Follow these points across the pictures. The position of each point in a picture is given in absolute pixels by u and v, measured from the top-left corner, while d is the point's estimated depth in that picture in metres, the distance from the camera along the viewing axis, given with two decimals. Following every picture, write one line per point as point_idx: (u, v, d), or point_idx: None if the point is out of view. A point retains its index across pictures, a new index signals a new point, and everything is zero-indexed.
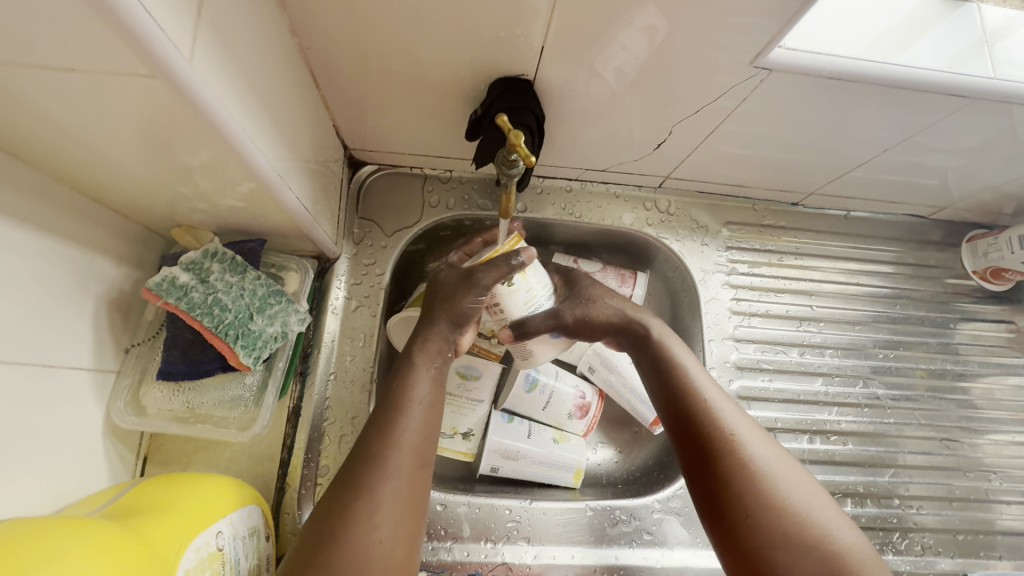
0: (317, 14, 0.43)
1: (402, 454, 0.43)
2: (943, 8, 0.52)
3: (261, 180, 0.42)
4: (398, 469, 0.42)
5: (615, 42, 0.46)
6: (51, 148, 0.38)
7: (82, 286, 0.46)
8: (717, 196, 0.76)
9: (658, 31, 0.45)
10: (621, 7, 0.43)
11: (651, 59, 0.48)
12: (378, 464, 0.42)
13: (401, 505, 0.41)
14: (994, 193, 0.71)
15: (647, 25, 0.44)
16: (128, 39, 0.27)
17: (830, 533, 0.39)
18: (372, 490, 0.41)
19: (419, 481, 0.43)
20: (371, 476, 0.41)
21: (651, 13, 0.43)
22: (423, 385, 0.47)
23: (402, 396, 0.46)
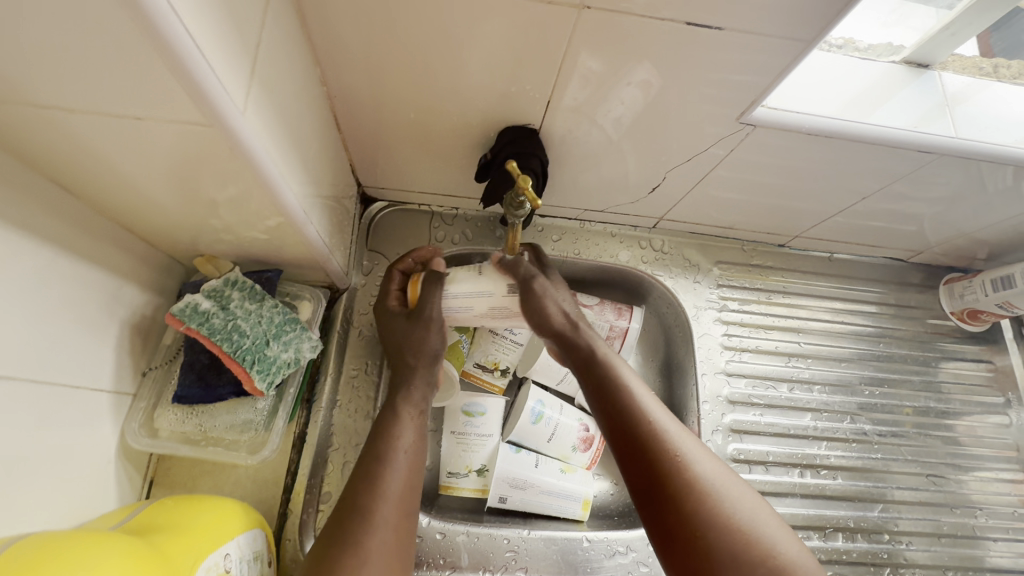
0: (346, 67, 0.48)
1: (388, 505, 0.48)
2: (908, 74, 0.57)
3: (288, 215, 0.45)
4: (385, 520, 0.47)
5: (613, 96, 0.51)
6: (97, 182, 0.41)
7: (108, 310, 0.48)
8: (708, 237, 0.80)
9: (651, 86, 0.50)
10: (619, 66, 0.47)
11: (646, 112, 0.53)
12: (368, 516, 0.47)
13: (388, 554, 0.46)
14: (966, 239, 0.76)
15: (642, 81, 0.49)
16: (194, 93, 0.31)
17: (775, 547, 0.43)
18: (360, 542, 0.45)
19: (404, 527, 0.49)
20: (359, 528, 0.46)
21: (646, 70, 0.48)
22: (408, 433, 0.54)
23: (388, 445, 0.52)
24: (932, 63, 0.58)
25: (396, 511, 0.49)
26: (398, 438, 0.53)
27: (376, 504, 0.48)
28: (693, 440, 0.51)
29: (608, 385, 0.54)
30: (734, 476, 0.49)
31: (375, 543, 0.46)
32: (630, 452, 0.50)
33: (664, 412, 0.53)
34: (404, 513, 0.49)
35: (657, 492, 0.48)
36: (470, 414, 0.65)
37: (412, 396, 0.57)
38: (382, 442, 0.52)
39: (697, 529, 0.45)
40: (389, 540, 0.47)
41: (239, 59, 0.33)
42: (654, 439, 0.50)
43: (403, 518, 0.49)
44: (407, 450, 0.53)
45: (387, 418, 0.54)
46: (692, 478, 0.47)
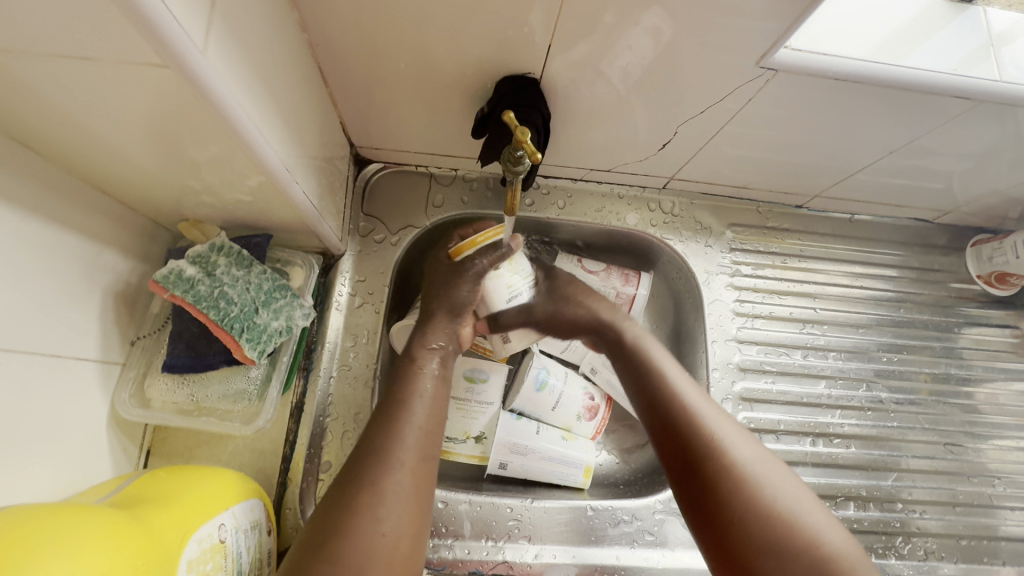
0: (327, 11, 0.44)
1: (404, 449, 0.47)
2: (949, 12, 0.52)
3: (269, 174, 0.42)
4: (402, 465, 0.46)
5: (620, 43, 0.47)
6: (60, 138, 0.38)
7: (89, 278, 0.46)
8: (721, 198, 0.76)
9: (663, 31, 0.45)
10: (626, 8, 0.43)
11: (656, 59, 0.49)
12: (384, 459, 0.46)
13: (406, 498, 0.45)
14: (999, 198, 0.71)
15: (653, 26, 0.45)
16: (145, 29, 0.27)
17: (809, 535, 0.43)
18: (376, 483, 0.45)
19: (421, 474, 0.47)
20: (377, 469, 0.46)
21: (657, 13, 0.43)
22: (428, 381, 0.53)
23: (407, 392, 0.52)
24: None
25: (414, 457, 0.48)
26: (418, 384, 0.53)
27: (391, 446, 0.47)
28: (726, 420, 0.51)
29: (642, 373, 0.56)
30: (774, 463, 0.48)
31: (391, 485, 0.45)
32: (670, 441, 0.50)
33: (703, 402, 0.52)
34: (421, 458, 0.48)
35: (697, 483, 0.47)
36: (471, 381, 0.63)
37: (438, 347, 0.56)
38: (399, 392, 0.52)
39: (739, 514, 0.45)
40: (404, 484, 0.46)
41: None
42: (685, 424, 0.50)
43: (415, 468, 0.47)
44: (425, 398, 0.52)
45: (406, 365, 0.54)
46: (734, 466, 0.47)
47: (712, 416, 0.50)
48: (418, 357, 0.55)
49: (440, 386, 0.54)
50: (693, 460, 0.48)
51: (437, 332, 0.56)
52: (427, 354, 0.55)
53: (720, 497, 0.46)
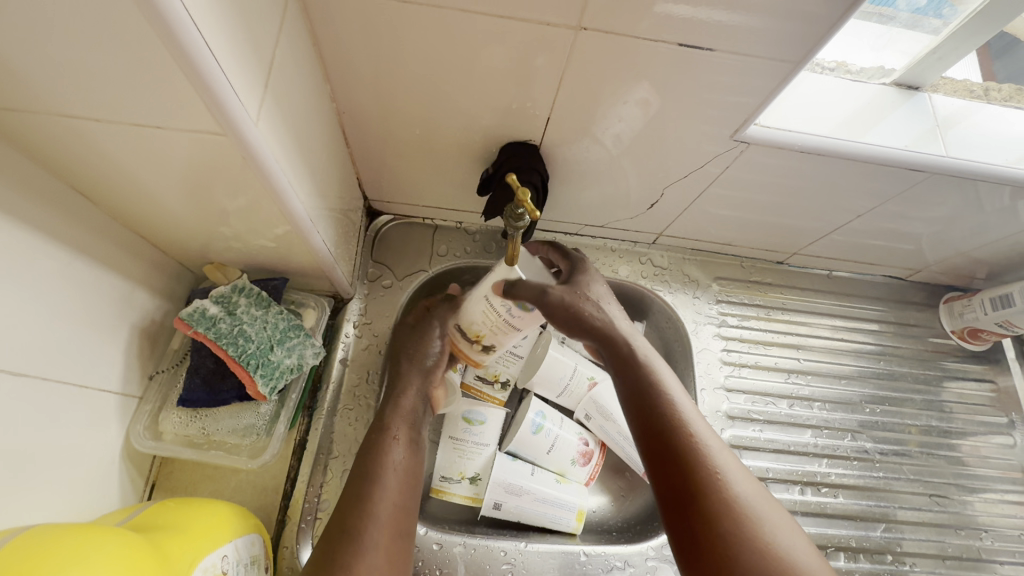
0: (356, 84, 0.50)
1: (377, 528, 0.49)
2: (899, 97, 0.59)
3: (295, 224, 0.47)
4: (375, 544, 0.48)
5: (612, 115, 0.53)
6: (108, 188, 0.43)
7: (120, 314, 0.50)
8: (707, 254, 0.81)
9: (650, 104, 0.51)
10: (617, 85, 0.49)
11: (645, 129, 0.55)
12: (357, 538, 0.48)
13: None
14: (965, 258, 0.77)
15: (641, 99, 0.51)
16: (212, 105, 0.33)
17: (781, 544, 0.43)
18: (348, 565, 0.45)
19: (395, 552, 0.49)
20: (347, 548, 0.47)
21: (645, 88, 0.50)
22: (398, 452, 0.55)
23: (379, 465, 0.53)
24: (922, 86, 0.60)
25: (387, 535, 0.49)
26: (389, 456, 0.55)
27: (364, 525, 0.49)
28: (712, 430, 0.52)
29: (637, 386, 0.54)
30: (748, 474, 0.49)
31: (364, 567, 0.46)
32: (659, 461, 0.49)
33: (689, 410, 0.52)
34: (396, 533, 0.50)
35: (687, 505, 0.46)
36: (470, 422, 0.67)
37: (405, 416, 0.59)
38: (369, 462, 0.54)
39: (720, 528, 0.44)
40: (379, 564, 0.47)
41: (255, 74, 0.35)
42: (670, 426, 0.50)
43: (394, 539, 0.50)
44: (396, 471, 0.54)
45: (377, 436, 0.56)
46: (727, 494, 0.46)
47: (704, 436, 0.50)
48: (389, 428, 0.57)
49: (412, 456, 0.57)
50: (688, 487, 0.47)
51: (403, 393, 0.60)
52: (396, 423, 0.58)
53: (700, 499, 0.46)
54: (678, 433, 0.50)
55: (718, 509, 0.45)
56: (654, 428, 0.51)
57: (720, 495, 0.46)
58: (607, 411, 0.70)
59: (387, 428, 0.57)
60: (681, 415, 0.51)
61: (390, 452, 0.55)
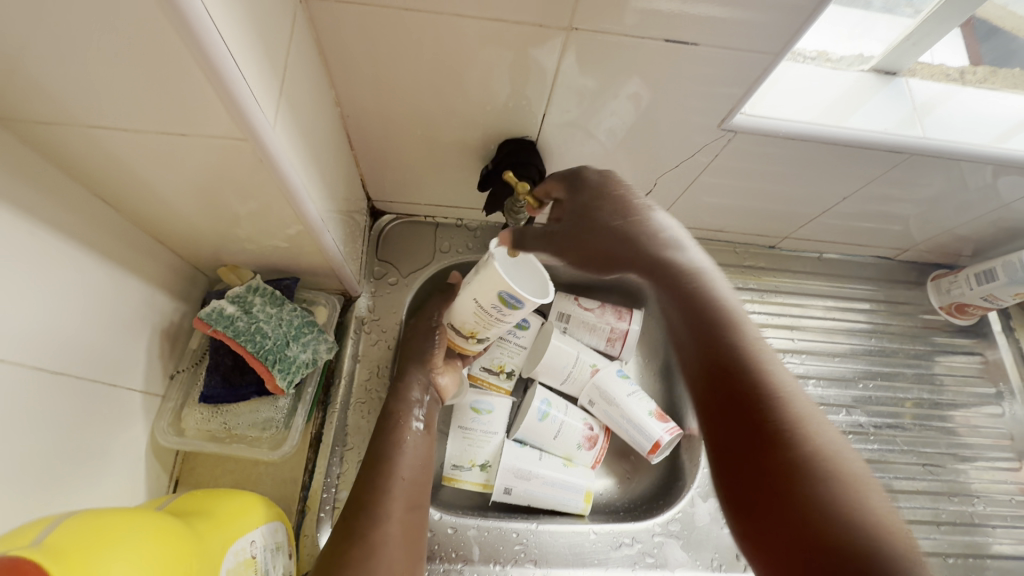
0: (360, 88, 0.53)
1: (392, 500, 0.55)
2: (877, 83, 0.62)
3: (308, 224, 0.49)
4: (391, 514, 0.54)
5: (607, 109, 0.56)
6: (132, 196, 0.45)
7: (141, 316, 0.52)
8: (701, 241, 0.84)
9: (642, 98, 0.54)
10: (611, 81, 0.52)
11: (637, 122, 0.57)
12: (374, 509, 0.54)
13: (395, 543, 0.53)
14: (949, 236, 0.80)
15: (634, 94, 0.53)
16: (234, 111, 0.35)
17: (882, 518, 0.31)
18: (368, 535, 0.52)
19: (409, 522, 0.55)
20: (367, 516, 0.53)
21: (637, 84, 0.52)
22: (410, 436, 0.61)
23: (392, 447, 0.59)
24: (899, 71, 0.63)
25: (402, 507, 0.55)
26: (400, 438, 0.60)
27: (380, 499, 0.55)
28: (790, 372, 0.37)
29: (679, 307, 0.42)
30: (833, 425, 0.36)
31: (381, 535, 0.52)
32: (712, 400, 0.38)
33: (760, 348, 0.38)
34: (411, 505, 0.56)
35: (746, 456, 0.35)
36: (478, 411, 0.69)
37: (412, 403, 0.63)
38: (383, 445, 0.59)
39: (800, 491, 0.33)
40: (396, 532, 0.53)
41: (270, 82, 0.37)
42: (730, 363, 0.38)
43: (408, 509, 0.56)
44: (408, 453, 0.59)
45: (389, 422, 0.61)
46: (805, 450, 0.34)
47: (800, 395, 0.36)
48: (399, 413, 0.62)
49: (422, 438, 0.62)
50: (750, 436, 0.35)
51: (410, 385, 0.64)
52: (406, 408, 0.63)
53: (772, 451, 0.34)
54: (752, 383, 0.37)
55: (804, 486, 0.33)
56: (701, 357, 0.39)
57: (805, 465, 0.33)
58: (609, 396, 0.72)
59: (396, 413, 0.62)
60: (739, 341, 0.39)
61: (401, 435, 0.60)
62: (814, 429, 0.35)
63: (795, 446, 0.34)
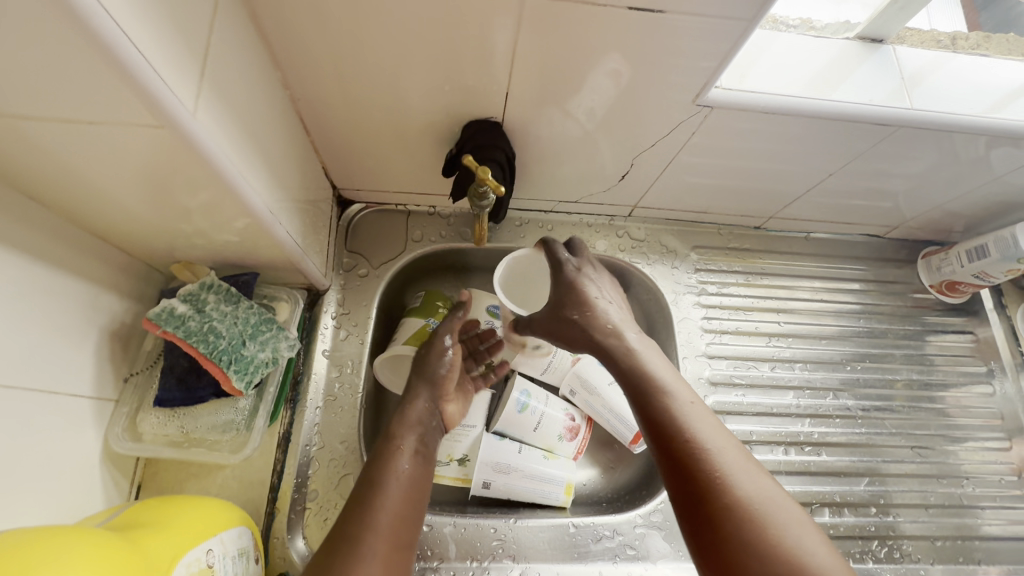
0: (309, 70, 0.49)
1: (376, 536, 0.49)
2: (864, 51, 0.58)
3: (255, 216, 0.46)
4: (374, 551, 0.48)
5: (584, 87, 0.52)
6: (60, 193, 0.42)
7: (87, 318, 0.49)
8: (684, 223, 0.81)
9: (622, 75, 0.51)
10: (589, 55, 0.48)
11: (618, 100, 0.54)
12: (356, 546, 0.48)
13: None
14: (940, 212, 0.77)
15: (613, 70, 0.50)
16: (142, 95, 0.31)
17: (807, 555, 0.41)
18: (345, 572, 0.46)
19: (393, 564, 0.49)
20: (346, 554, 0.47)
21: (616, 59, 0.49)
22: (404, 461, 0.56)
23: (384, 475, 0.54)
24: (886, 39, 0.60)
25: (386, 545, 0.49)
26: (393, 467, 0.55)
27: (364, 532, 0.49)
28: (719, 429, 0.51)
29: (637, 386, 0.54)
30: (772, 483, 0.47)
31: (362, 573, 0.46)
32: (663, 458, 0.50)
33: (702, 421, 0.51)
34: (397, 543, 0.50)
35: (695, 507, 0.46)
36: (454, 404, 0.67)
37: (412, 426, 0.60)
38: (373, 474, 0.54)
39: (742, 543, 0.43)
40: (378, 570, 0.47)
41: (187, 62, 0.34)
42: (675, 427, 0.50)
43: (394, 548, 0.50)
44: (400, 481, 0.54)
45: (383, 447, 0.57)
46: (739, 500, 0.45)
47: (726, 449, 0.49)
48: (395, 437, 0.58)
49: (419, 470, 0.57)
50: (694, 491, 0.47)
51: (412, 407, 0.61)
52: (406, 435, 0.58)
53: (712, 503, 0.45)
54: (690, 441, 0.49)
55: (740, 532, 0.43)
56: (653, 423, 0.52)
57: (741, 519, 0.44)
58: (590, 385, 0.71)
59: (392, 438, 0.58)
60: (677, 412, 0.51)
61: (395, 460, 0.56)
62: (754, 489, 0.46)
63: (733, 503, 0.45)
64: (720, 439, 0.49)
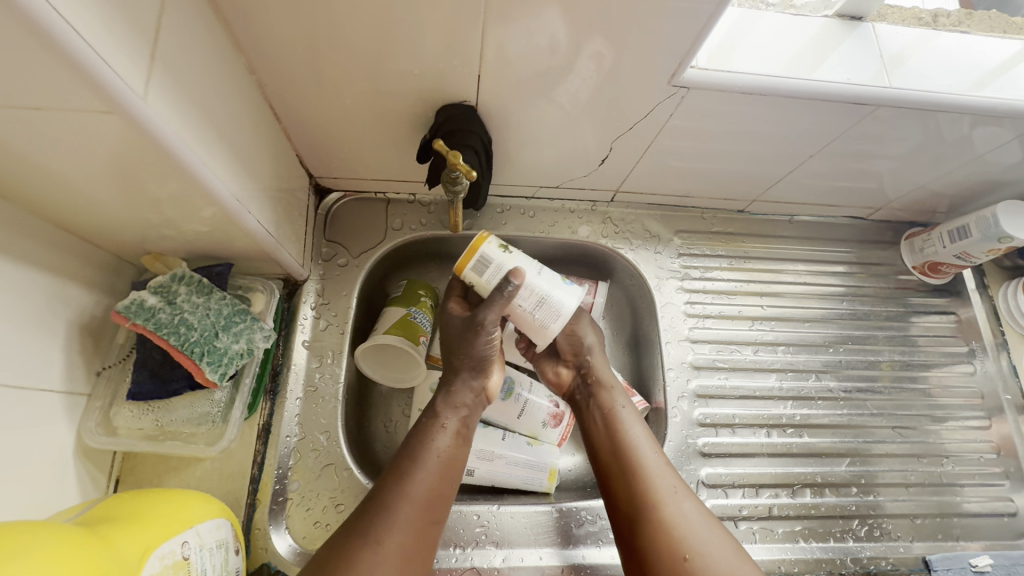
0: (275, 54, 0.48)
1: (410, 506, 0.50)
2: (842, 30, 0.58)
3: (222, 205, 0.45)
4: (405, 521, 0.49)
5: (570, 71, 0.52)
6: (18, 185, 0.41)
7: (54, 311, 0.48)
8: (667, 207, 0.81)
9: (605, 58, 0.50)
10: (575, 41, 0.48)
11: (604, 85, 0.53)
12: (389, 513, 0.48)
13: (402, 555, 0.47)
14: (923, 192, 0.77)
15: (596, 54, 0.49)
16: (87, 78, 0.30)
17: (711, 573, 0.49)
18: (373, 534, 0.47)
19: (424, 536, 0.50)
20: (384, 518, 0.48)
21: (599, 43, 0.48)
22: (443, 441, 0.55)
23: (422, 448, 0.53)
24: (865, 16, 0.59)
25: (418, 516, 0.50)
26: (433, 441, 0.54)
27: (399, 501, 0.49)
28: (658, 460, 0.57)
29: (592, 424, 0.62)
30: (694, 508, 0.54)
31: (389, 543, 0.47)
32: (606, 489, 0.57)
33: (643, 453, 0.57)
34: (427, 520, 0.50)
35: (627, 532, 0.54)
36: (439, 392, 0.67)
37: (456, 405, 0.58)
38: (414, 445, 0.54)
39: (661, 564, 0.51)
40: (405, 543, 0.48)
41: (136, 45, 0.33)
42: (615, 462, 0.58)
43: (425, 521, 0.50)
44: (440, 458, 0.54)
45: (427, 421, 0.56)
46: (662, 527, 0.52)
47: (660, 479, 0.55)
48: (439, 413, 0.57)
49: (456, 448, 0.56)
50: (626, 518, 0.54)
51: (459, 389, 0.59)
52: (451, 412, 0.57)
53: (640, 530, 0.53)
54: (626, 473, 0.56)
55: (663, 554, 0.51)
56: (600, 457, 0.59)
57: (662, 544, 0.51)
58: None
59: (435, 415, 0.56)
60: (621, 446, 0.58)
61: (433, 435, 0.55)
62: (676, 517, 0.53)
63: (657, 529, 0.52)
64: (656, 471, 0.56)
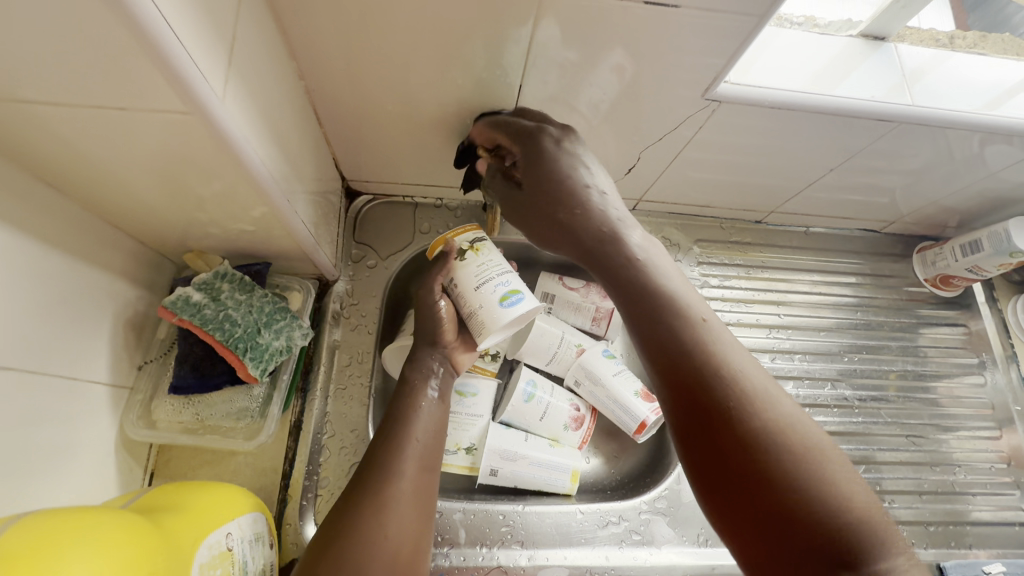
0: (325, 61, 0.50)
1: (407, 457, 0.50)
2: (866, 49, 0.60)
3: (272, 205, 0.47)
4: (405, 472, 0.49)
5: (591, 82, 0.53)
6: (80, 181, 0.42)
7: (102, 306, 0.50)
8: (688, 216, 0.83)
9: (625, 70, 0.52)
10: (592, 53, 0.49)
11: (624, 95, 0.55)
12: (386, 466, 0.49)
13: (408, 501, 0.48)
14: (935, 207, 0.79)
15: (616, 65, 0.51)
16: (173, 78, 0.32)
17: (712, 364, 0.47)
18: (375, 488, 0.47)
19: (422, 484, 0.50)
20: (379, 475, 0.48)
21: (619, 54, 0.50)
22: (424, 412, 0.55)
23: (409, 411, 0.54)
24: (887, 37, 0.61)
25: (415, 466, 0.50)
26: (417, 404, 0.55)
27: (394, 455, 0.50)
28: None
29: None
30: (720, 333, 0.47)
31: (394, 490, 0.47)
32: None
33: None
34: (422, 469, 0.51)
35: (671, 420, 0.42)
36: (462, 394, 0.66)
37: (425, 370, 0.58)
38: (396, 413, 0.54)
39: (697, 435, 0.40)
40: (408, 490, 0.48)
41: (215, 51, 0.34)
42: None
43: (423, 471, 0.51)
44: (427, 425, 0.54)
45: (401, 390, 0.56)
46: None
47: None
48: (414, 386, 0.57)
49: (436, 411, 0.57)
50: None
51: (424, 362, 0.58)
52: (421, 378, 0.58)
53: None
54: None
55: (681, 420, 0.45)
56: None
57: None
58: (595, 376, 0.71)
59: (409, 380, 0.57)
60: None
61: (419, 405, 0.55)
62: None
63: None
64: None
